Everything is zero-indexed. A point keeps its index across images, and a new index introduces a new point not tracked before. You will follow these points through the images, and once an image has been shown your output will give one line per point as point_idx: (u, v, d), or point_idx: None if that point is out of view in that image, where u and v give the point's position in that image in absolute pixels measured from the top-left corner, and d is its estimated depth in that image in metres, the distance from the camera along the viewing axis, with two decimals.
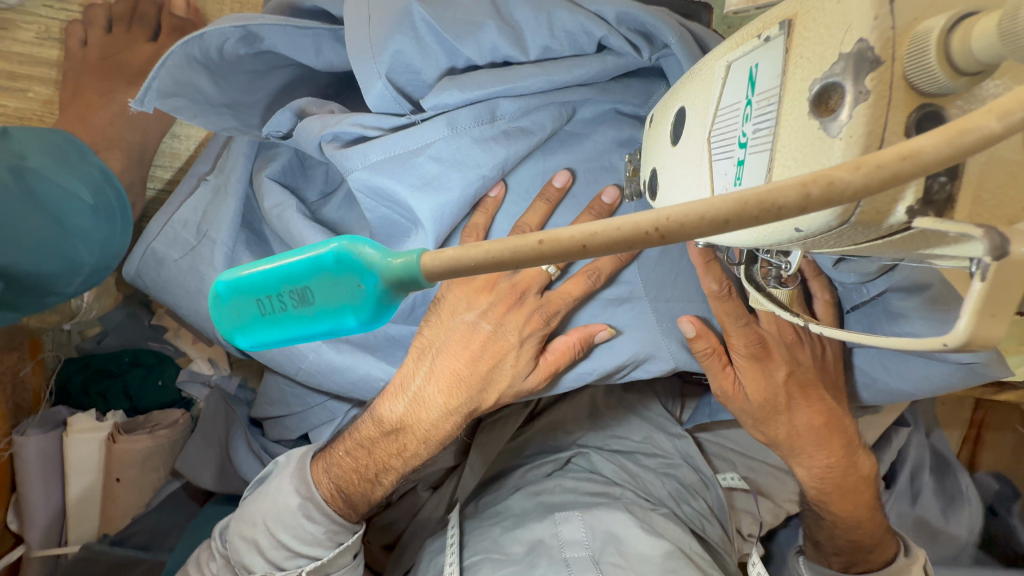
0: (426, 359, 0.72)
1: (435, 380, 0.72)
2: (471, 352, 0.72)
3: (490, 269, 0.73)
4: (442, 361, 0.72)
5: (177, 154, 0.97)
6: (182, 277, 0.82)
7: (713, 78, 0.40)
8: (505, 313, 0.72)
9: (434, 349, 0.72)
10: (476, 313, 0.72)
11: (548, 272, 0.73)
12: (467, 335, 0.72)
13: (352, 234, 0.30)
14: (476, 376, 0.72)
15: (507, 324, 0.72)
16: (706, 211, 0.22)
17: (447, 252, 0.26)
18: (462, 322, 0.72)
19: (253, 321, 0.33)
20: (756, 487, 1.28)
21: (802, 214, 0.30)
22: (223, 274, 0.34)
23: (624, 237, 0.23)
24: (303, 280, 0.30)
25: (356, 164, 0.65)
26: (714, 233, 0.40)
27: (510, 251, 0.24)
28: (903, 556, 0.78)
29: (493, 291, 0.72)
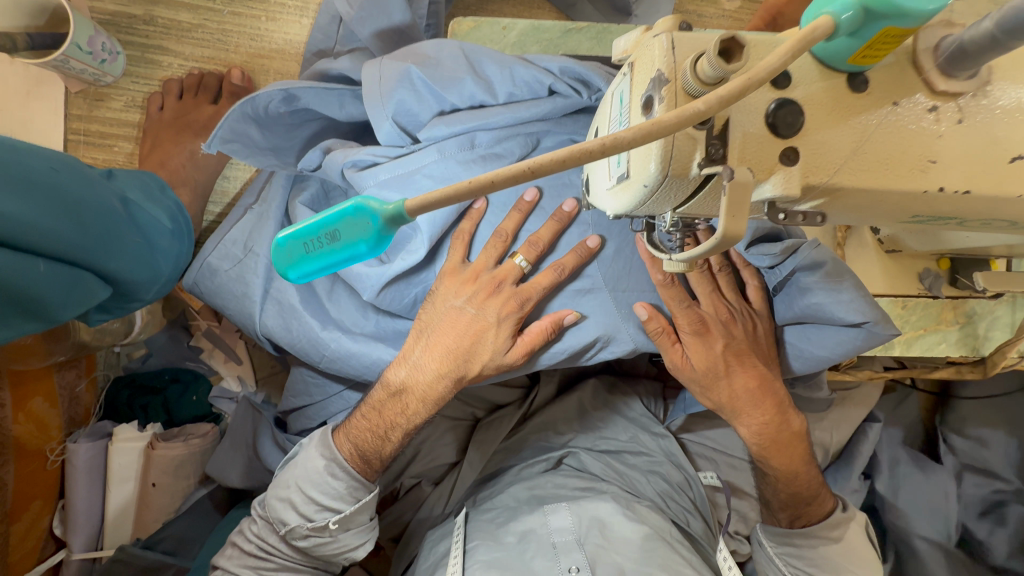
0: (424, 337, 0.91)
1: (430, 351, 0.90)
2: (459, 329, 0.90)
3: (474, 265, 0.91)
4: (436, 337, 0.90)
5: (226, 192, 1.21)
6: (231, 284, 1.02)
7: (605, 102, 0.60)
8: (486, 298, 0.90)
9: (431, 328, 0.91)
10: (462, 300, 0.90)
11: (520, 266, 0.90)
12: (456, 317, 0.90)
13: (364, 194, 0.48)
14: (463, 349, 0.90)
15: (486, 307, 0.90)
16: (552, 157, 0.39)
17: (419, 196, 0.44)
18: (451, 306, 0.91)
19: (300, 259, 0.50)
20: (733, 484, 1.38)
21: (644, 173, 0.48)
22: (281, 232, 0.51)
23: (513, 175, 0.40)
24: (333, 225, 0.49)
25: (369, 184, 0.86)
26: (614, 202, 0.57)
27: (453, 190, 0.42)
28: (840, 510, 0.95)
29: (476, 281, 0.90)
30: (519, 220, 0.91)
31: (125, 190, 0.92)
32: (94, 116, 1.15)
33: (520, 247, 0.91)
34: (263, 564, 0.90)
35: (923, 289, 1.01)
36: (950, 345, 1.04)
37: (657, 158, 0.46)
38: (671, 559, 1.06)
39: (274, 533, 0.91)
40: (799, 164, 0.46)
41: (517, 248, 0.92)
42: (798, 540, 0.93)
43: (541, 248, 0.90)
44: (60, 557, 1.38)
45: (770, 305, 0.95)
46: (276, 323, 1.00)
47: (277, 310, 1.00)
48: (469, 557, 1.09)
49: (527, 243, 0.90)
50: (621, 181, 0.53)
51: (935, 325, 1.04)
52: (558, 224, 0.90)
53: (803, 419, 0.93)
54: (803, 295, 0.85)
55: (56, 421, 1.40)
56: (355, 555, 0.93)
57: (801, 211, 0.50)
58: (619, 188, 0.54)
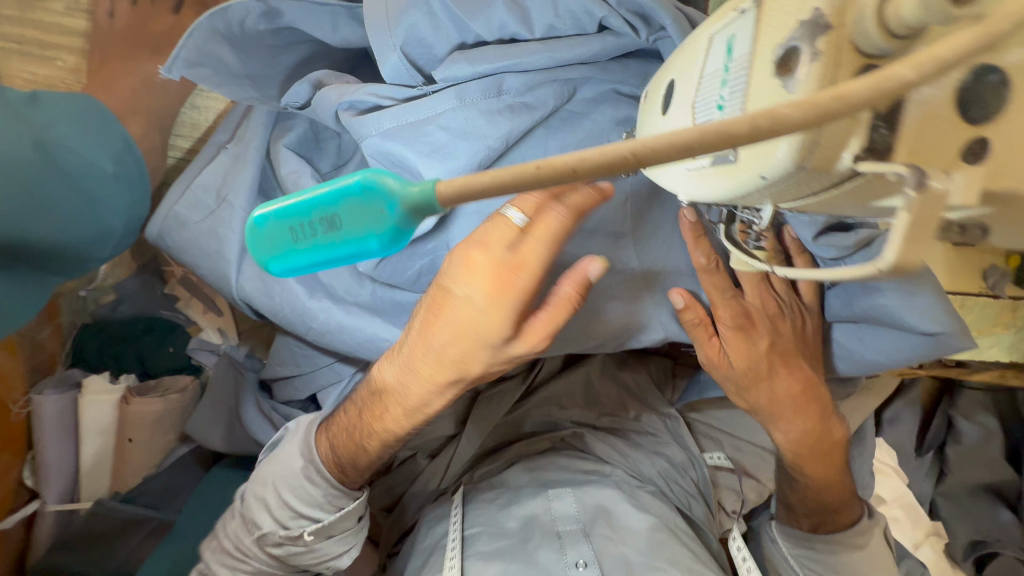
0: (418, 328, 0.79)
1: (422, 348, 0.77)
2: None
3: (491, 241, 0.78)
4: (425, 337, 0.72)
5: (196, 125, 1.03)
6: (202, 239, 0.87)
7: (696, 51, 0.45)
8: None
9: (424, 318, 0.77)
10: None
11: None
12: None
13: (376, 168, 0.34)
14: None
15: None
16: (669, 138, 0.27)
17: (459, 180, 0.31)
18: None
19: (286, 249, 0.38)
20: (741, 466, 1.32)
21: (766, 160, 0.35)
22: (258, 209, 0.38)
23: (607, 159, 0.27)
24: (333, 208, 0.35)
25: (369, 132, 0.71)
26: (699, 186, 0.44)
27: (511, 176, 0.29)
28: (865, 518, 0.91)
29: None
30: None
31: (47, 124, 0.74)
32: (29, 19, 0.93)
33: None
34: (238, 566, 0.84)
35: (985, 287, 0.88)
36: (1002, 349, 0.98)
37: (793, 143, 0.32)
38: (679, 553, 1.02)
39: (249, 535, 0.84)
40: (986, 162, 0.33)
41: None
42: (818, 544, 0.91)
43: (564, 216, 0.74)
44: (33, 509, 1.29)
45: (821, 298, 0.85)
46: (257, 288, 0.87)
47: (257, 271, 0.86)
48: (469, 545, 1.04)
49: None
50: (718, 164, 0.40)
51: (990, 327, 0.96)
52: None
53: (848, 429, 0.85)
54: (868, 295, 0.74)
55: (18, 370, 1.28)
56: (337, 563, 0.86)
57: (958, 222, 0.39)
58: (713, 172, 0.41)
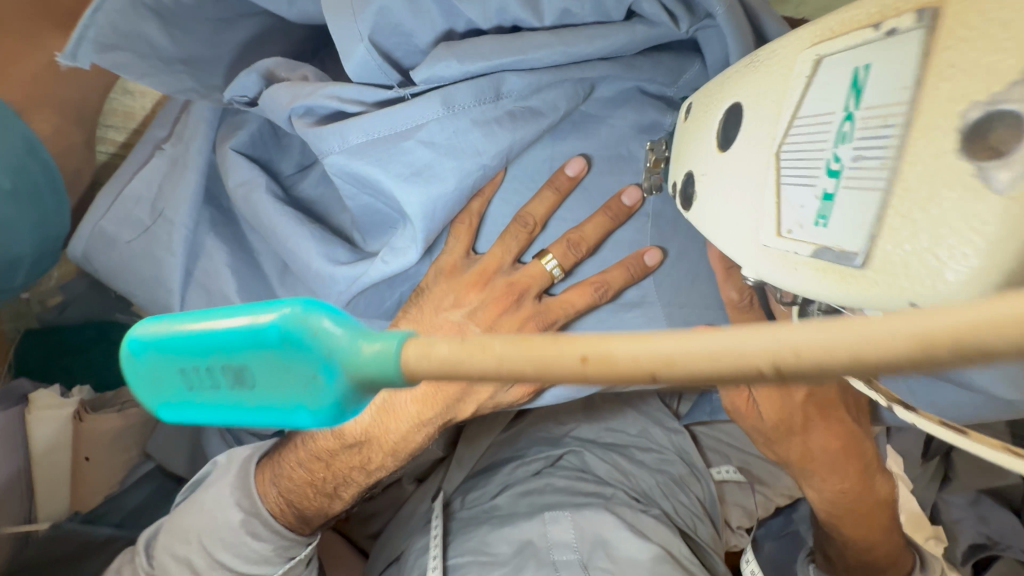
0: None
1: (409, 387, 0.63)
2: (453, 359, 0.65)
3: (484, 263, 0.62)
4: None
5: (130, 114, 0.87)
6: (137, 262, 0.72)
7: (791, 74, 0.31)
8: (497, 316, 0.63)
9: None
10: (461, 312, 0.62)
11: (552, 274, 0.62)
12: (448, 338, 0.63)
13: (306, 300, 0.21)
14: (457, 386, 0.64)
15: (496, 327, 0.63)
16: (858, 333, 0.13)
17: (442, 349, 0.18)
18: (444, 320, 0.62)
19: (179, 397, 0.25)
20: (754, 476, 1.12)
21: (925, 281, 0.23)
22: (137, 330, 0.25)
23: (727, 367, 0.14)
24: (240, 357, 0.22)
25: (333, 147, 0.56)
26: (776, 270, 0.32)
27: (534, 366, 0.16)
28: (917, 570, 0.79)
29: (485, 288, 0.62)
30: (554, 205, 0.61)
31: None
32: None
33: (551, 244, 0.62)
34: None
35: None
36: None
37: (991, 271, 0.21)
38: None
39: None
40: None
41: (546, 246, 0.63)
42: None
43: (583, 253, 0.61)
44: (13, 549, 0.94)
45: None
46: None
47: (202, 300, 0.71)
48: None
49: (563, 242, 0.61)
50: (823, 260, 0.27)
51: None
52: (609, 222, 0.60)
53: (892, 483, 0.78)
54: None
55: None
56: None
57: None
58: (810, 266, 0.28)
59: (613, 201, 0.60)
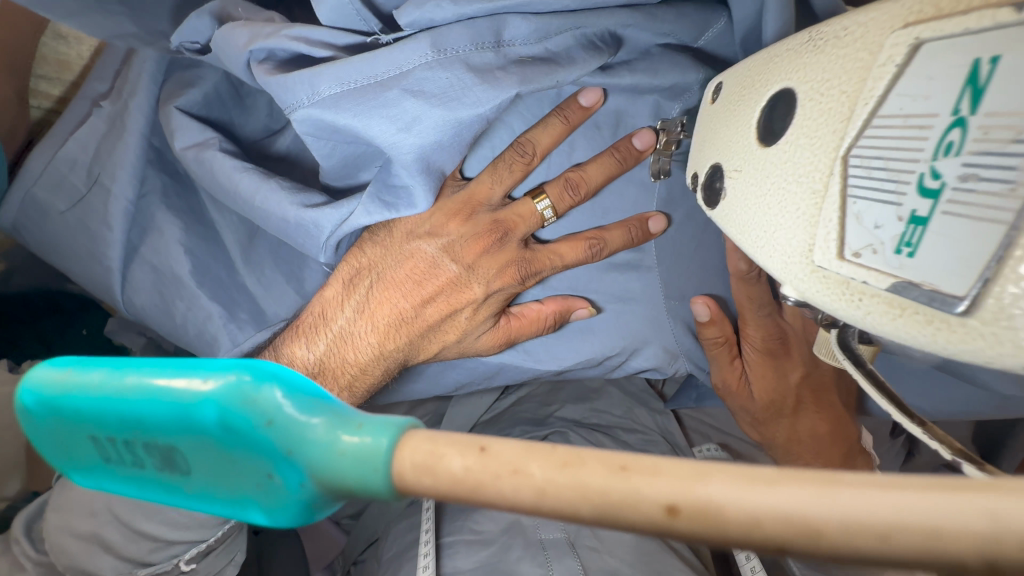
0: (357, 292, 0.56)
1: (367, 316, 0.56)
2: (423, 290, 0.57)
3: (471, 189, 0.54)
4: (382, 292, 0.56)
5: (67, 63, 0.75)
6: (73, 235, 0.63)
7: (872, 62, 0.25)
8: (479, 254, 0.56)
9: (376, 275, 0.56)
10: (436, 242, 0.56)
11: (543, 217, 0.55)
12: (418, 268, 0.57)
13: (260, 366, 0.16)
14: (421, 321, 0.58)
15: (474, 266, 0.57)
16: None
17: (455, 463, 0.13)
18: (414, 249, 0.56)
19: (94, 465, 0.19)
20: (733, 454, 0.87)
21: None
22: (33, 377, 0.19)
23: (911, 552, 0.11)
24: (171, 436, 0.16)
25: (301, 97, 0.47)
26: (831, 298, 0.27)
27: (604, 505, 0.12)
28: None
29: (469, 220, 0.55)
30: (562, 138, 0.52)
31: None
32: None
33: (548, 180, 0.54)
34: None
35: None
36: None
37: None
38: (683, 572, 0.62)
39: None
40: None
41: (542, 182, 0.55)
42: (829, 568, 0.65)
43: (580, 196, 0.54)
44: None
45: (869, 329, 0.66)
46: (149, 301, 0.63)
47: (149, 276, 0.63)
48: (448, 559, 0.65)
49: (561, 180, 0.53)
50: (902, 299, 0.23)
51: None
52: (616, 168, 0.52)
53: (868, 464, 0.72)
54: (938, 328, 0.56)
55: None
56: None
57: None
58: (882, 302, 0.24)
59: (621, 141, 0.53)
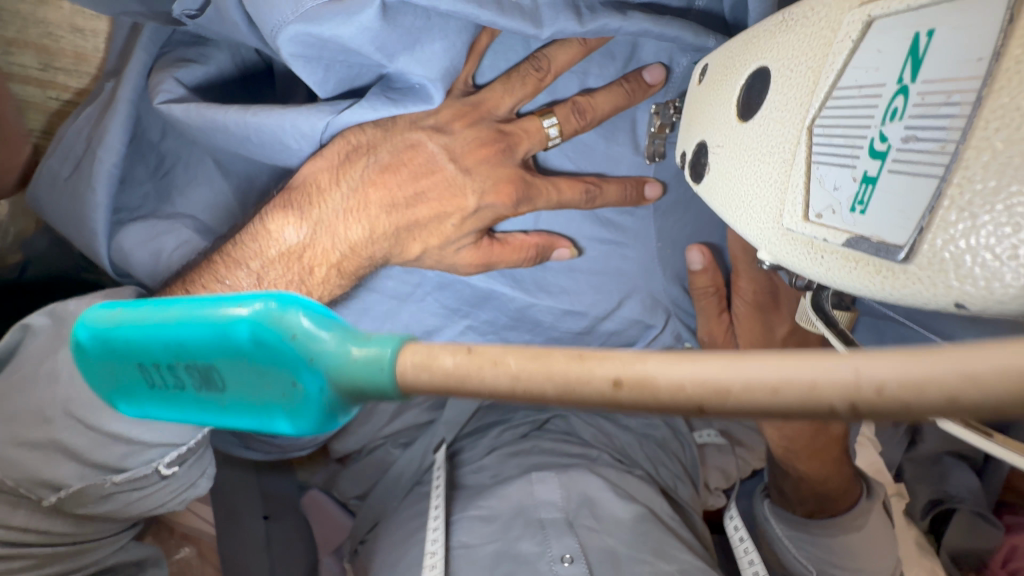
0: (354, 171, 0.53)
1: (357, 201, 0.54)
2: (421, 185, 0.55)
3: (481, 96, 0.54)
4: (379, 179, 0.54)
5: (83, 56, 0.78)
6: (71, 200, 0.65)
7: (833, 39, 0.27)
8: (478, 161, 0.55)
9: (375, 161, 0.54)
10: (440, 139, 0.54)
11: (548, 136, 0.54)
12: (418, 161, 0.54)
13: (283, 294, 0.19)
14: (412, 216, 0.56)
15: (472, 169, 0.55)
16: (952, 375, 0.13)
17: (445, 362, 0.15)
18: (416, 139, 0.54)
19: (138, 390, 0.22)
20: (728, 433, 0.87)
21: (978, 290, 0.22)
22: (93, 315, 0.22)
23: (800, 403, 0.14)
24: (208, 355, 0.19)
25: (286, 15, 0.46)
26: (799, 257, 0.29)
27: (552, 384, 0.14)
28: (865, 497, 0.69)
29: (475, 126, 0.54)
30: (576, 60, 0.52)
31: None
32: None
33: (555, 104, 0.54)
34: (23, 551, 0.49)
35: None
36: None
37: None
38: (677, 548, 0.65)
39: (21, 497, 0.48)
40: None
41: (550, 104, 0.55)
42: (813, 529, 0.69)
43: (586, 122, 0.53)
44: None
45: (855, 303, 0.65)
46: (143, 253, 0.63)
47: (148, 238, 0.63)
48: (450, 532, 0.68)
49: (568, 103, 0.53)
50: (856, 252, 0.25)
51: None
52: (625, 100, 0.52)
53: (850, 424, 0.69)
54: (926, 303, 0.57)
55: None
56: (201, 489, 0.58)
57: None
58: (842, 257, 0.26)
59: (631, 73, 0.53)
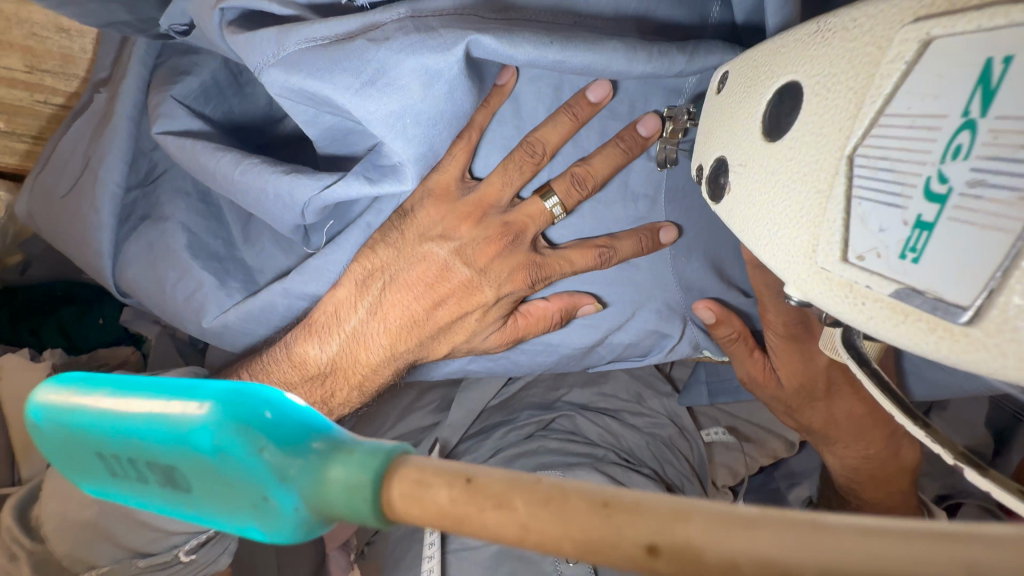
0: (370, 295, 0.55)
1: (380, 317, 0.55)
2: (437, 287, 0.55)
3: (480, 192, 0.52)
4: (393, 296, 0.55)
5: (71, 57, 0.75)
6: (68, 221, 0.62)
7: (881, 58, 0.24)
8: (492, 257, 0.54)
9: (387, 277, 0.55)
10: (448, 245, 0.54)
11: (553, 214, 0.52)
12: (430, 271, 0.55)
13: (254, 393, 0.17)
14: (432, 324, 0.57)
15: (486, 269, 0.55)
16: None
17: (439, 500, 0.15)
18: (426, 251, 0.54)
19: (97, 478, 0.20)
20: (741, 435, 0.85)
21: None
22: (45, 392, 0.19)
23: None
24: (170, 458, 0.17)
25: (267, 57, 0.44)
26: (832, 300, 0.26)
27: (589, 545, 0.14)
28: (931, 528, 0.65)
29: (480, 224, 0.53)
30: (570, 135, 0.50)
31: None
32: None
33: (556, 177, 0.52)
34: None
35: None
36: None
37: None
38: None
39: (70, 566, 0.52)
40: None
41: (551, 178, 0.52)
42: None
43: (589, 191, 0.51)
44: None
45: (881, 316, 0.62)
46: (142, 273, 0.61)
47: (143, 251, 0.61)
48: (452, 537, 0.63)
49: (567, 176, 0.51)
50: (904, 307, 0.23)
51: None
52: (625, 155, 0.50)
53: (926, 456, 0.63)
54: None
55: None
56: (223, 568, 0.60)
57: None
58: (886, 310, 0.23)
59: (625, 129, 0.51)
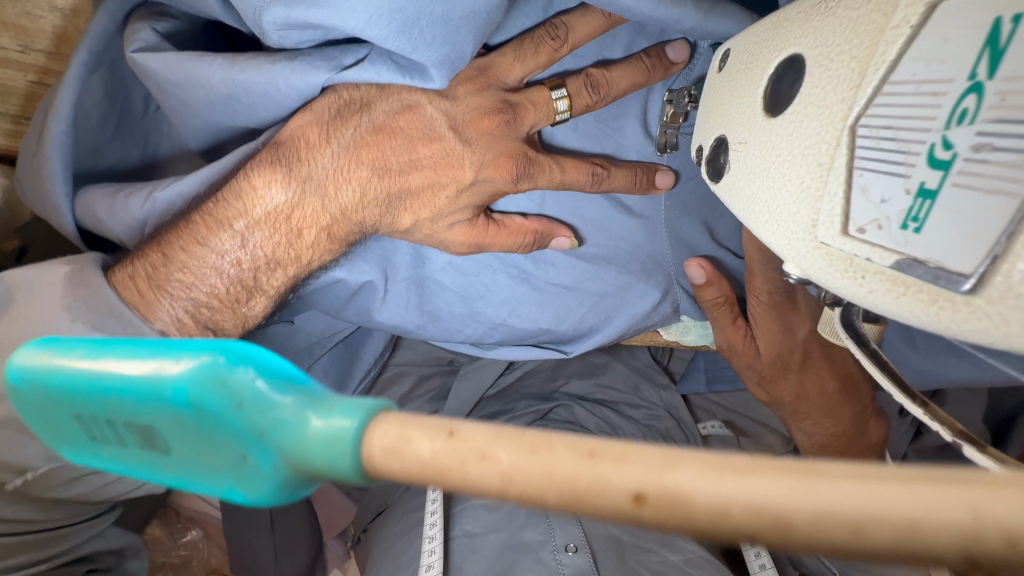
0: (346, 130, 0.47)
1: (354, 159, 0.48)
2: (416, 136, 0.49)
3: (491, 59, 0.49)
4: (370, 137, 0.48)
5: (63, 36, 0.74)
6: (30, 178, 0.57)
7: (885, 24, 0.23)
8: (483, 128, 0.49)
9: (364, 110, 0.48)
10: (441, 104, 0.49)
11: (555, 109, 0.50)
12: (417, 123, 0.49)
13: (234, 349, 0.17)
14: (405, 182, 0.50)
15: (473, 140, 0.50)
16: None
17: (425, 449, 0.14)
18: (414, 102, 0.49)
19: (72, 443, 0.19)
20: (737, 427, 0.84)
21: None
22: (22, 353, 0.19)
23: (895, 540, 0.12)
24: (150, 416, 0.17)
25: None
26: (833, 275, 0.25)
27: (576, 495, 0.13)
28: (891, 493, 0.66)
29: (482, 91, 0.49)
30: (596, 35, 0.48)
31: None
32: None
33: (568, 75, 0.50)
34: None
35: None
36: None
37: None
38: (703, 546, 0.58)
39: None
40: None
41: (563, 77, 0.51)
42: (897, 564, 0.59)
43: (600, 97, 0.49)
44: None
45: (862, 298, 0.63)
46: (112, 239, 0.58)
47: None
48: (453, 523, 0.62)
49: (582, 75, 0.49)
50: (906, 278, 0.22)
51: None
52: (645, 73, 0.49)
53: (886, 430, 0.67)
54: None
55: None
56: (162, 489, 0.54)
57: None
58: (888, 281, 0.23)
59: (653, 49, 0.50)
